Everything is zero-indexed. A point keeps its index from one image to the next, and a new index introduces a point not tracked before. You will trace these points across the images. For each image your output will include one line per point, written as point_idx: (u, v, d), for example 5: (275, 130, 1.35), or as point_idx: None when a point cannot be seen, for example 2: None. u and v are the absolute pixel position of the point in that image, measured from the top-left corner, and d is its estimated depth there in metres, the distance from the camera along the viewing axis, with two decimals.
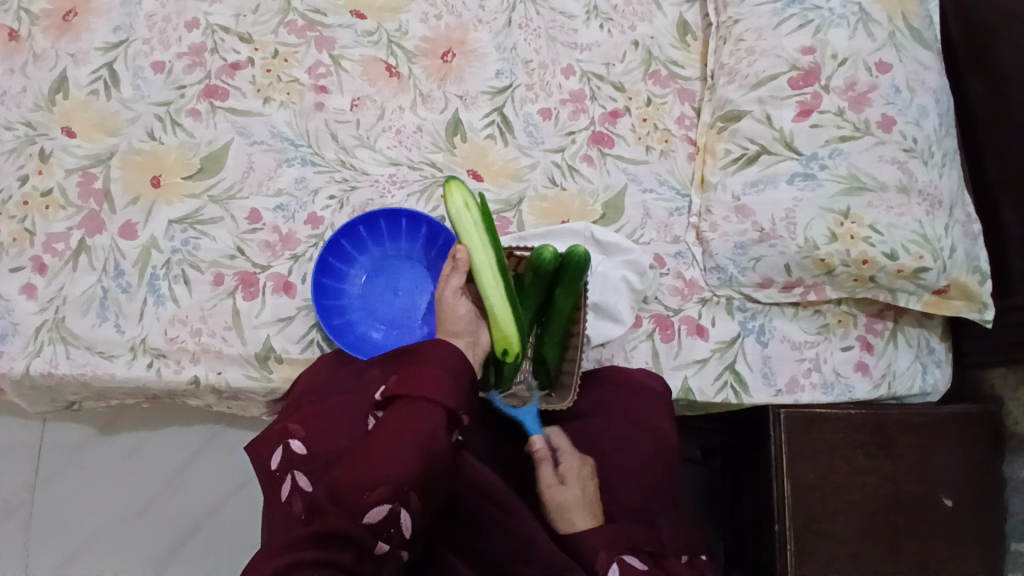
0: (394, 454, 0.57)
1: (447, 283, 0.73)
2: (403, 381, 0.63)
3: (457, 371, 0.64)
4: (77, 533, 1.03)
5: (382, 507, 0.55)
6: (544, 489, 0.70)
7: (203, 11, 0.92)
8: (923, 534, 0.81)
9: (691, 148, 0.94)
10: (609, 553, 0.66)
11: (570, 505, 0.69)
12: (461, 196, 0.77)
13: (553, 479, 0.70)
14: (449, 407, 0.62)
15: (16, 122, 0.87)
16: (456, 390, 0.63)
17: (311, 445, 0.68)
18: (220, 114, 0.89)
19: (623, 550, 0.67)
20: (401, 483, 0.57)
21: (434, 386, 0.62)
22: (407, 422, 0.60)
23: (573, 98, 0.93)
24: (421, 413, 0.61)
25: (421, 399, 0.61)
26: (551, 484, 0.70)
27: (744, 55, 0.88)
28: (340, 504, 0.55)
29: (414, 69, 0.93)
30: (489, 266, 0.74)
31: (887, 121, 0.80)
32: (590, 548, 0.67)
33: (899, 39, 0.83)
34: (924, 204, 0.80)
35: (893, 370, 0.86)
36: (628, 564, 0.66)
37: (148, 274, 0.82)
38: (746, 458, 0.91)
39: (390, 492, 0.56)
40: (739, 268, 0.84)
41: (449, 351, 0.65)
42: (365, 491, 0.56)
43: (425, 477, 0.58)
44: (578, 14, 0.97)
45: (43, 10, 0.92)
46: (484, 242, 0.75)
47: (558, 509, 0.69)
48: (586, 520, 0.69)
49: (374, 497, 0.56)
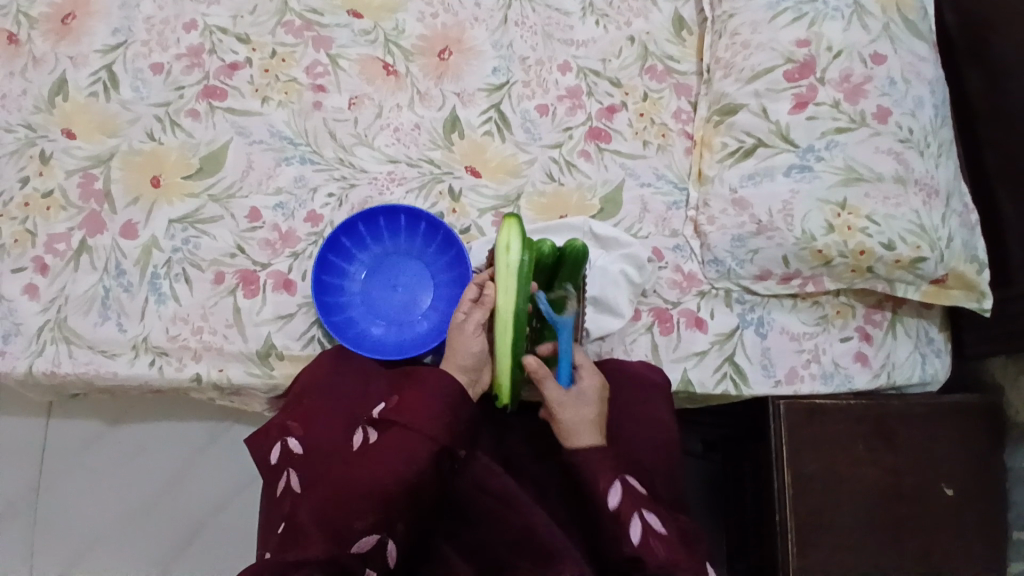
0: (379, 483, 0.60)
1: (467, 316, 0.72)
2: (397, 407, 0.65)
3: (451, 400, 0.65)
4: (82, 535, 1.03)
5: (369, 536, 0.58)
6: (554, 404, 0.68)
7: (201, 12, 0.93)
8: (926, 526, 0.81)
9: (688, 143, 0.94)
10: (614, 472, 0.65)
11: (580, 422, 0.68)
12: (512, 234, 0.69)
13: (565, 393, 0.69)
14: (440, 440, 0.64)
15: (17, 125, 0.88)
16: (448, 421, 0.64)
17: (308, 447, 0.69)
18: (219, 115, 0.89)
19: (626, 472, 0.66)
20: (385, 512, 0.60)
21: (431, 420, 0.64)
22: (396, 451, 0.62)
23: (569, 94, 0.94)
24: (410, 444, 0.63)
25: (418, 432, 0.63)
26: (563, 399, 0.68)
27: (740, 49, 0.88)
28: (329, 530, 0.59)
29: (411, 68, 0.94)
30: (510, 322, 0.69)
31: (883, 111, 0.81)
32: (595, 464, 0.65)
33: (893, 30, 0.83)
34: (921, 194, 0.80)
35: (892, 361, 0.86)
36: (632, 485, 0.65)
37: (149, 273, 0.83)
38: (746, 450, 0.92)
39: (376, 521, 0.59)
40: (738, 260, 0.84)
41: (445, 380, 0.66)
42: (353, 519, 0.59)
43: (409, 506, 0.61)
44: (574, 11, 0.98)
45: (41, 13, 0.92)
46: (514, 292, 0.68)
47: (568, 424, 0.68)
48: (595, 439, 0.67)
49: (361, 526, 0.59)
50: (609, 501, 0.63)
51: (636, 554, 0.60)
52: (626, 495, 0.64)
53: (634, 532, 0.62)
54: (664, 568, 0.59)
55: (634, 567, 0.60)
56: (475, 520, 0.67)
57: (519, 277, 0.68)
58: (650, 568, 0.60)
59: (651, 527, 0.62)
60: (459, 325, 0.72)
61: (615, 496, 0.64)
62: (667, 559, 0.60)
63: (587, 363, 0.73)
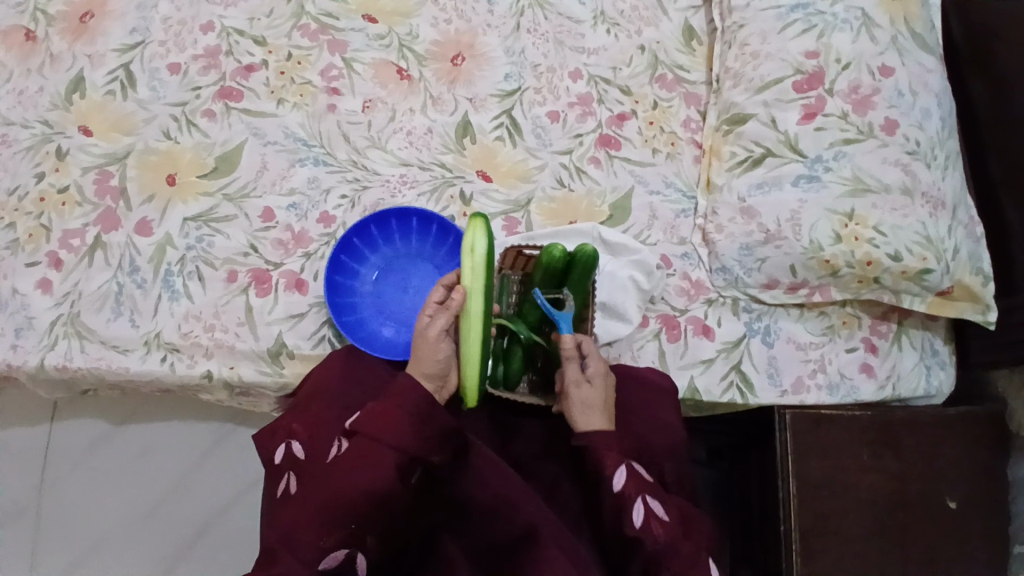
0: (344, 498, 0.62)
1: (432, 320, 0.70)
2: (365, 418, 0.65)
3: (418, 412, 0.65)
4: (85, 536, 1.03)
5: (336, 553, 0.61)
6: (570, 384, 0.70)
7: (217, 14, 0.94)
8: (930, 533, 0.82)
9: (697, 151, 0.95)
10: (619, 457, 0.68)
11: (591, 405, 0.70)
12: (479, 234, 0.67)
13: (580, 376, 0.71)
14: (406, 451, 0.64)
15: (33, 121, 0.89)
16: (415, 433, 0.65)
17: (309, 449, 0.69)
18: (234, 115, 0.90)
19: (632, 459, 0.68)
20: (355, 527, 0.62)
21: (395, 432, 0.64)
22: (363, 464, 0.63)
23: (580, 101, 0.95)
24: (376, 458, 0.64)
25: (380, 445, 0.64)
26: (577, 381, 0.70)
27: (750, 59, 0.89)
28: (297, 549, 0.61)
29: (424, 72, 0.95)
30: (478, 317, 0.66)
31: (890, 123, 0.82)
32: (603, 447, 0.67)
33: (901, 43, 0.84)
34: (928, 206, 0.81)
35: (897, 372, 0.86)
36: (636, 471, 0.67)
37: (163, 271, 0.83)
38: (752, 458, 0.92)
39: (345, 537, 0.62)
40: (745, 269, 0.85)
41: (413, 391, 0.66)
42: (320, 537, 0.61)
43: (378, 520, 0.63)
44: (585, 20, 0.99)
45: (60, 12, 0.94)
46: (481, 289, 0.66)
47: (580, 405, 0.70)
48: (603, 421, 0.70)
49: (329, 543, 0.61)
50: (614, 482, 0.66)
51: (636, 535, 0.63)
52: (631, 478, 0.66)
53: (635, 515, 0.64)
54: (662, 551, 0.62)
55: (634, 547, 0.63)
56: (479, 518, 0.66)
57: (483, 276, 0.66)
58: (648, 549, 0.62)
59: (653, 511, 0.64)
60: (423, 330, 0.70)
61: (620, 477, 0.66)
62: (665, 543, 0.62)
63: (595, 348, 0.72)
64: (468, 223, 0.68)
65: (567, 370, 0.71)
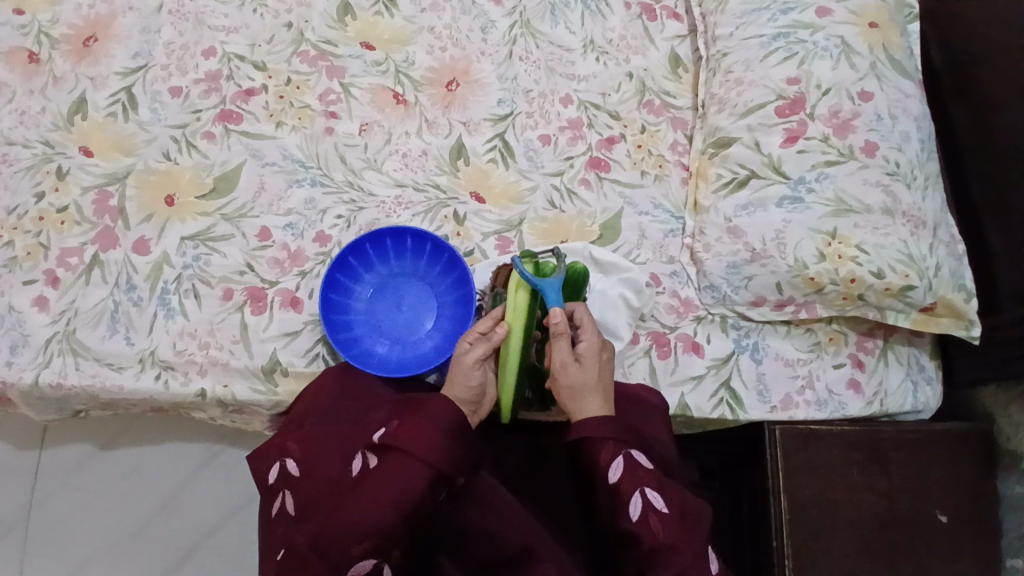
0: (376, 509, 0.60)
1: (470, 349, 0.71)
2: (397, 432, 0.64)
3: (452, 427, 0.64)
4: (72, 555, 1.02)
5: (367, 562, 0.59)
6: (558, 368, 0.69)
7: (219, 40, 0.97)
8: (919, 550, 0.82)
9: (684, 174, 0.98)
10: (615, 446, 0.65)
11: (583, 388, 0.69)
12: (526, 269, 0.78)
13: (569, 356, 0.70)
14: (439, 467, 0.62)
15: (35, 141, 0.91)
16: (448, 448, 0.63)
17: (305, 467, 0.69)
18: (233, 137, 0.92)
19: (630, 446, 0.66)
20: (383, 538, 0.60)
21: (429, 446, 0.63)
22: (395, 477, 0.62)
23: (571, 125, 0.98)
24: (410, 470, 0.62)
25: (414, 458, 0.62)
26: (566, 363, 0.69)
27: (734, 85, 0.93)
28: (325, 557, 0.59)
29: (420, 97, 0.97)
30: (517, 341, 0.75)
31: (871, 146, 0.85)
32: (597, 436, 0.66)
33: (880, 69, 0.88)
34: (909, 225, 0.83)
35: (884, 388, 0.88)
36: (634, 460, 0.65)
37: (159, 289, 0.84)
38: (742, 476, 0.94)
39: (374, 547, 0.59)
40: (733, 286, 0.87)
41: (446, 408, 0.65)
42: (353, 545, 0.59)
43: (406, 533, 0.61)
44: (576, 48, 1.02)
45: (63, 35, 0.96)
46: (521, 323, 0.75)
47: (570, 388, 0.69)
48: (597, 405, 0.68)
49: (359, 551, 0.59)
50: (609, 475, 0.64)
51: (632, 529, 0.62)
52: (628, 470, 0.64)
53: (631, 509, 0.62)
54: (657, 550, 0.60)
55: (631, 541, 0.62)
56: (474, 532, 0.68)
57: (524, 308, 0.75)
58: (643, 546, 0.61)
59: (651, 504, 0.62)
60: (460, 355, 0.71)
61: (617, 470, 0.64)
62: (665, 539, 0.60)
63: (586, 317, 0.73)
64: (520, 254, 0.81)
65: (555, 350, 0.70)
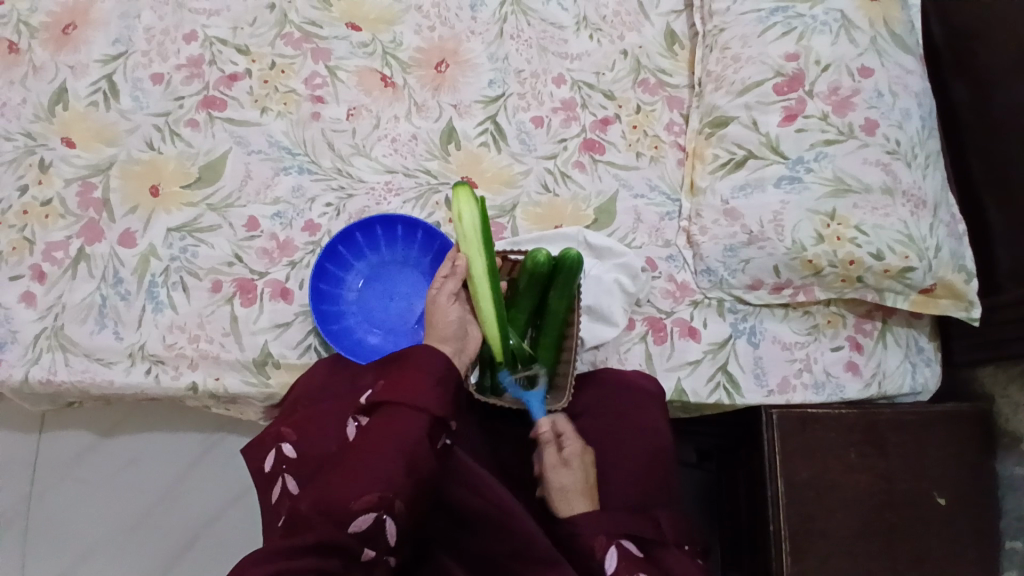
0: (377, 461, 0.58)
1: (442, 286, 0.76)
2: (386, 387, 0.63)
3: (443, 374, 0.64)
4: (74, 547, 1.02)
5: (369, 515, 0.56)
6: (547, 470, 0.69)
7: (200, 24, 0.94)
8: (917, 532, 0.82)
9: (680, 154, 0.96)
10: (607, 538, 0.66)
11: (570, 489, 0.68)
12: (463, 200, 0.78)
13: (557, 460, 0.69)
14: (435, 413, 0.62)
15: (16, 133, 0.89)
16: (440, 394, 0.63)
17: (301, 446, 0.69)
18: (218, 124, 0.90)
19: (622, 535, 0.67)
20: (385, 488, 0.57)
21: (419, 392, 0.62)
22: (390, 429, 0.60)
23: (564, 106, 0.95)
24: (405, 420, 0.61)
25: (405, 405, 0.61)
26: (553, 466, 0.69)
27: (731, 63, 0.90)
28: (326, 515, 0.55)
29: (408, 79, 0.95)
30: (482, 274, 0.76)
31: (871, 124, 0.83)
32: (588, 532, 0.66)
33: (881, 44, 0.85)
34: (909, 205, 0.82)
35: (883, 369, 0.87)
36: (626, 550, 0.66)
37: (146, 282, 0.83)
38: (737, 458, 0.94)
39: (377, 497, 0.57)
40: (730, 270, 0.86)
41: (434, 356, 0.65)
42: (353, 499, 0.56)
43: (409, 484, 0.59)
44: (568, 25, 0.99)
45: (42, 23, 0.93)
46: (477, 248, 0.77)
47: (559, 490, 0.68)
48: (584, 504, 0.68)
49: (361, 505, 0.56)
50: (607, 567, 0.64)
51: None
52: (623, 559, 0.65)
53: None
54: None
55: None
56: (467, 525, 0.68)
57: (484, 271, 0.76)
58: None
59: None
60: (434, 299, 0.75)
61: (613, 560, 0.65)
62: None
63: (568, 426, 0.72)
64: (455, 196, 0.79)
65: (544, 453, 0.70)
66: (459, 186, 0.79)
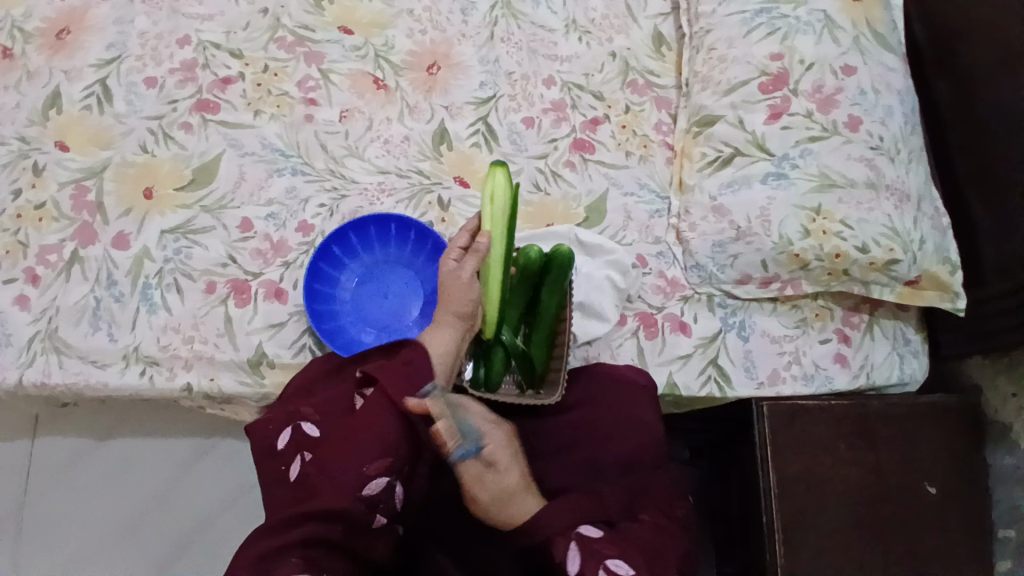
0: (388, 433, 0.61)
1: (460, 266, 0.68)
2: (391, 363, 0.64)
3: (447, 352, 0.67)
4: (67, 552, 1.02)
5: (379, 482, 0.61)
6: (474, 483, 0.60)
7: (194, 29, 0.95)
8: (908, 521, 0.83)
9: (669, 153, 0.97)
10: (566, 533, 0.62)
11: (509, 493, 0.60)
12: (499, 181, 0.70)
13: (481, 467, 0.60)
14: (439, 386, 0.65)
15: (10, 138, 0.89)
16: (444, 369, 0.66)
17: (324, 428, 0.65)
18: (212, 127, 0.91)
19: (578, 524, 0.62)
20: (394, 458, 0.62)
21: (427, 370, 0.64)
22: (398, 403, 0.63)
23: (555, 107, 0.97)
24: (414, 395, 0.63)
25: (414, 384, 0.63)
26: (479, 476, 0.60)
27: (717, 63, 0.92)
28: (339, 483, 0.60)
29: (400, 82, 0.96)
30: (498, 262, 0.71)
31: (854, 121, 0.84)
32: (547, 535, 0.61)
33: (863, 43, 0.87)
34: (893, 199, 0.83)
35: (871, 362, 0.88)
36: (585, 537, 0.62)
37: (141, 284, 0.84)
38: (729, 453, 0.95)
39: (387, 466, 0.61)
40: (719, 265, 0.87)
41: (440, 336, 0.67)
42: (363, 466, 0.61)
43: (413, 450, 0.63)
44: (558, 28, 1.01)
45: (36, 28, 0.94)
46: (502, 233, 0.71)
47: (497, 498, 0.60)
48: (534, 502, 0.62)
49: (373, 471, 0.61)
50: (570, 568, 0.60)
51: None
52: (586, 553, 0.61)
53: None
54: None
55: None
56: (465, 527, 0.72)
57: (501, 259, 0.71)
58: None
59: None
60: (452, 274, 0.68)
61: (575, 561, 0.60)
62: None
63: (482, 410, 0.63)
64: (489, 173, 0.70)
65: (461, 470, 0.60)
66: (495, 164, 0.70)
